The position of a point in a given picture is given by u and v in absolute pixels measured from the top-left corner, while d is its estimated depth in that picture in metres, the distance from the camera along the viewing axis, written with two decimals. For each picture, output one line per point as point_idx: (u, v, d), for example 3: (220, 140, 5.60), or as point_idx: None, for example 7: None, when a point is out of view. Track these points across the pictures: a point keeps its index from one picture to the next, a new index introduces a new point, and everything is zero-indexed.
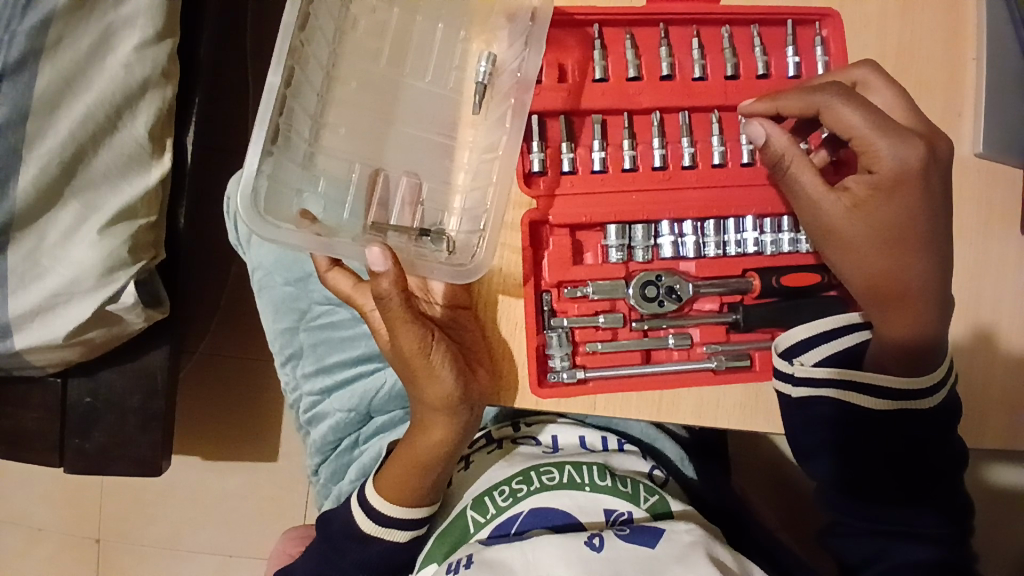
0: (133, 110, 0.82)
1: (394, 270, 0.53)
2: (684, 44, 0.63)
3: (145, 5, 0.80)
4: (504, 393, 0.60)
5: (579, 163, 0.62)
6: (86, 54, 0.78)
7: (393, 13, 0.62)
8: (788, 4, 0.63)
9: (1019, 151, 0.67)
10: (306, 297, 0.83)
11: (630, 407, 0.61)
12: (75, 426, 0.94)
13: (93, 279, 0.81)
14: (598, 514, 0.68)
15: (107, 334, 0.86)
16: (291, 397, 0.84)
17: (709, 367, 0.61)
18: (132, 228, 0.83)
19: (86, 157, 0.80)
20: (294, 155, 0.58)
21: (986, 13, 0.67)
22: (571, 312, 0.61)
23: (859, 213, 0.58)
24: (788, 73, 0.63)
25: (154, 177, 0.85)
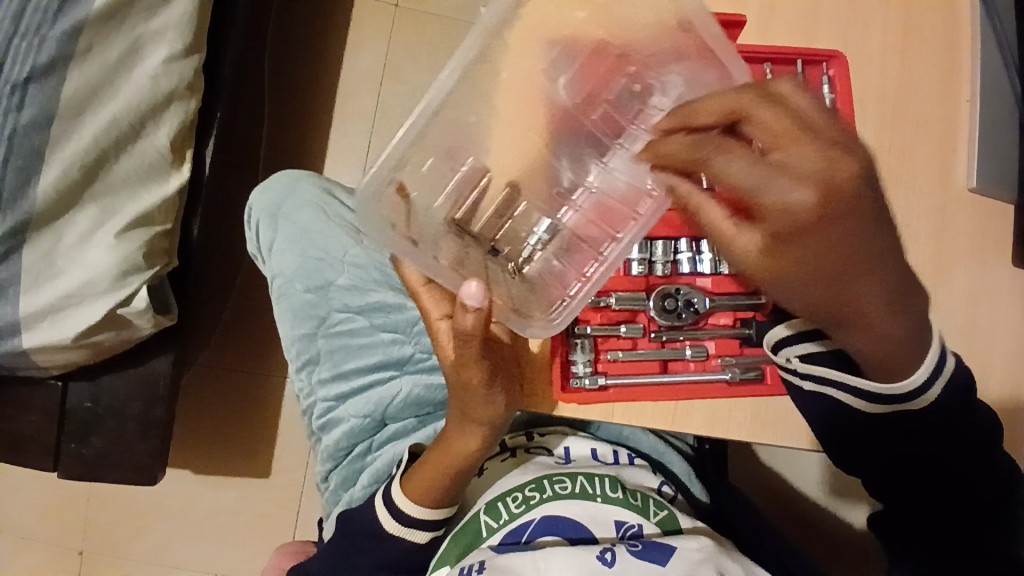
0: (157, 120, 0.85)
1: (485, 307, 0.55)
2: None
3: (176, 19, 0.84)
4: (535, 398, 0.64)
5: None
6: (115, 63, 0.81)
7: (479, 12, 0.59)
8: (798, 45, 0.67)
9: (1007, 188, 0.72)
10: (326, 304, 0.85)
11: (646, 413, 0.64)
12: (72, 432, 0.94)
13: (107, 282, 0.82)
14: (608, 526, 0.69)
15: (116, 338, 0.87)
16: (306, 403, 0.85)
17: (723, 378, 0.64)
18: (148, 235, 0.85)
19: (108, 162, 0.83)
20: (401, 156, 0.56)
21: (977, 61, 0.72)
22: (593, 321, 0.64)
23: (779, 252, 0.43)
24: None
25: (172, 186, 0.88)
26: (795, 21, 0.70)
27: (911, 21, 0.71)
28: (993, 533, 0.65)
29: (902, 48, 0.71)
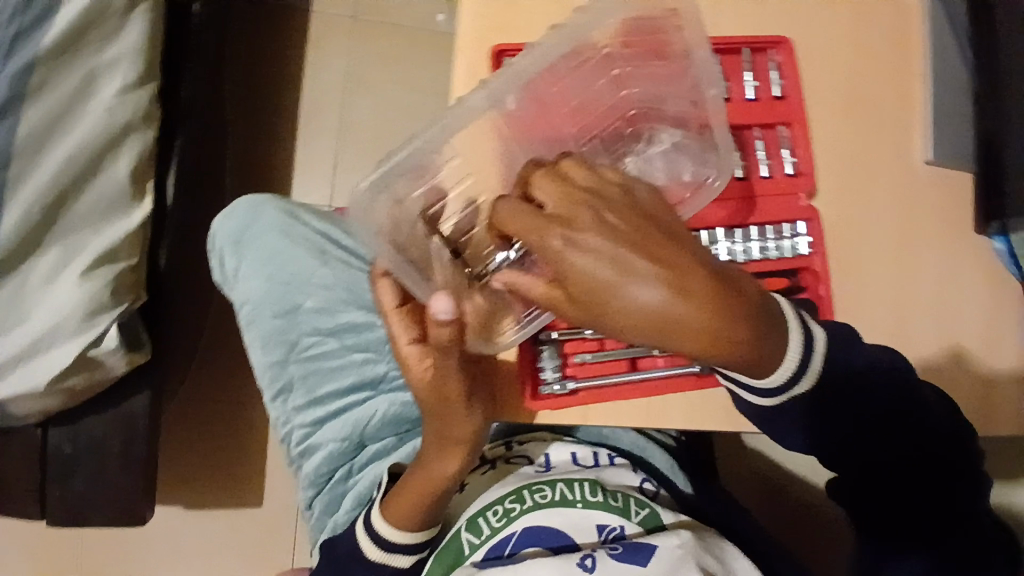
0: (115, 152, 0.85)
1: (457, 321, 0.53)
2: None
3: (129, 50, 0.85)
4: (506, 410, 0.63)
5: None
6: (67, 98, 0.81)
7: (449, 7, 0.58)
8: (742, 33, 0.67)
9: (965, 159, 0.72)
10: (296, 329, 0.83)
11: (620, 414, 0.63)
12: (55, 474, 0.91)
13: (75, 321, 0.81)
14: (590, 530, 0.69)
15: (88, 380, 0.84)
16: (284, 431, 0.84)
17: (693, 372, 0.64)
18: (114, 272, 0.84)
19: (71, 199, 0.82)
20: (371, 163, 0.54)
21: (926, 34, 0.73)
22: (559, 325, 0.63)
23: (619, 314, 0.40)
24: (748, 96, 0.67)
25: (136, 218, 0.86)
26: (743, 8, 0.69)
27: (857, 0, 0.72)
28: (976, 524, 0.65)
29: (850, 28, 0.72)
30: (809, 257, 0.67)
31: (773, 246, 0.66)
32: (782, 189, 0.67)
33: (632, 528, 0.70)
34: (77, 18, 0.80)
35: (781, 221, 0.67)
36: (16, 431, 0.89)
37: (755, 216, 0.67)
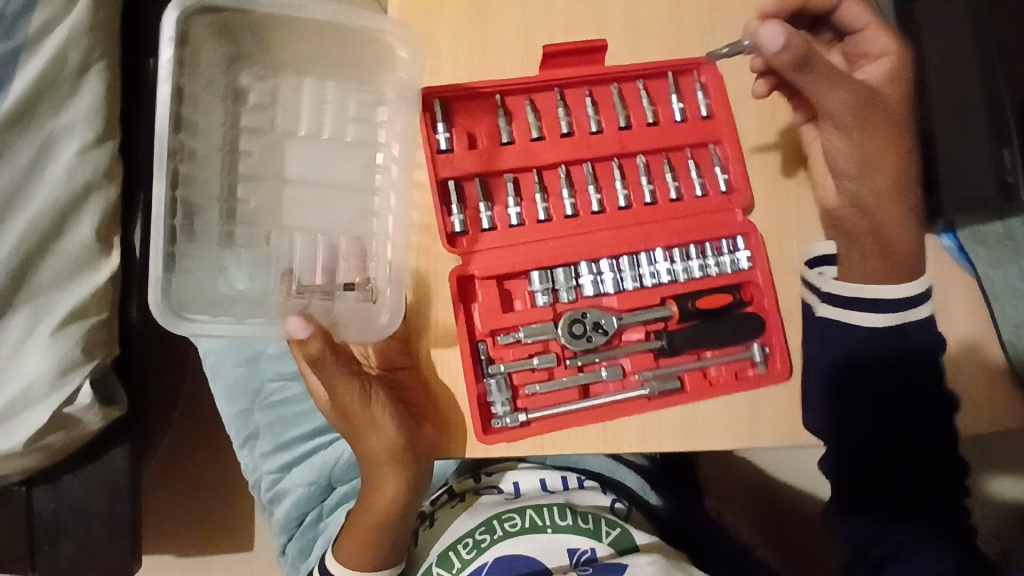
0: (76, 214, 0.79)
1: (318, 330, 0.55)
2: (580, 103, 0.68)
3: (84, 109, 0.77)
4: (452, 445, 0.62)
5: (498, 220, 0.66)
6: (25, 169, 0.76)
7: (280, 77, 0.62)
8: (666, 57, 0.68)
9: None
10: (258, 376, 0.83)
11: (576, 441, 0.63)
12: (43, 535, 0.87)
13: (46, 384, 0.77)
14: (562, 555, 0.71)
15: (67, 438, 0.80)
16: (253, 478, 0.83)
17: (643, 394, 0.64)
18: (84, 329, 0.79)
19: (35, 264, 0.77)
20: (210, 239, 0.59)
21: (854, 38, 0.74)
22: (507, 357, 0.64)
23: None
24: (675, 118, 0.69)
25: (102, 276, 0.80)
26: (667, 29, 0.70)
27: None
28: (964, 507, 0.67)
29: None
30: (751, 271, 0.68)
31: (712, 264, 0.68)
32: (717, 206, 0.69)
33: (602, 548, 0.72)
34: (27, 89, 0.74)
35: (719, 238, 0.68)
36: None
37: (690, 235, 0.67)
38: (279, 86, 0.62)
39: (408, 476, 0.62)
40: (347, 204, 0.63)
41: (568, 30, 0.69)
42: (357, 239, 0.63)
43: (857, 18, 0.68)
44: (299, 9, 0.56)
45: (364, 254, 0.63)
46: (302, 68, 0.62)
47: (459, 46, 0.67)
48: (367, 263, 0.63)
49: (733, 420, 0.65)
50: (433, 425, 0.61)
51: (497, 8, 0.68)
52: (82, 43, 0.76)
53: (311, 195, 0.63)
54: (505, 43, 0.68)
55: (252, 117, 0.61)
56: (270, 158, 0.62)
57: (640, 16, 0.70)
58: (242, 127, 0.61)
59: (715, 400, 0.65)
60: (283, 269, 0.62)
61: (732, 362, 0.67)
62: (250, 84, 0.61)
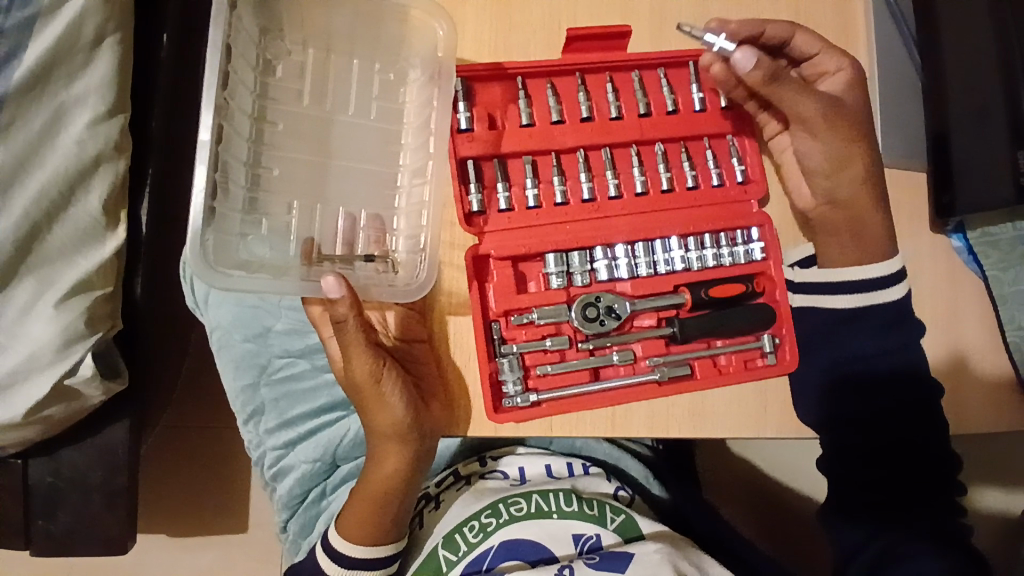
0: (87, 185, 0.74)
1: (349, 296, 0.56)
2: (600, 88, 0.68)
3: (97, 80, 0.73)
4: (460, 422, 0.62)
5: (515, 202, 0.66)
6: (39, 133, 0.70)
7: (309, 54, 0.62)
8: (687, 46, 0.69)
9: (919, 156, 0.75)
10: (267, 351, 0.83)
11: (585, 424, 0.64)
12: (40, 507, 0.86)
13: (50, 354, 0.73)
14: (566, 540, 0.72)
15: (66, 410, 0.77)
16: (256, 454, 0.83)
17: (653, 380, 0.64)
18: (89, 301, 0.74)
19: (41, 234, 0.72)
20: (236, 203, 0.59)
21: (874, 39, 0.75)
22: (519, 338, 0.64)
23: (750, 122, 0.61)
24: (695, 108, 0.69)
25: (110, 249, 0.76)
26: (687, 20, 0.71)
27: (803, 7, 0.74)
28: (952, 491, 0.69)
29: None
30: (764, 262, 0.68)
31: (726, 254, 0.68)
32: (734, 197, 0.69)
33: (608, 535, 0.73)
34: (41, 57, 0.69)
35: (735, 228, 0.69)
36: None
37: (705, 223, 0.67)
38: (308, 61, 0.63)
39: (410, 454, 0.61)
40: (362, 177, 0.66)
41: (592, 17, 0.69)
42: (376, 214, 0.65)
43: (808, 45, 0.68)
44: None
45: (384, 228, 0.65)
46: (335, 45, 0.63)
47: (481, 27, 0.67)
48: (386, 236, 0.65)
49: (743, 409, 0.66)
50: (440, 405, 0.61)
51: None
52: (99, 13, 0.72)
53: (339, 172, 0.65)
54: (528, 25, 0.68)
55: (276, 90, 0.61)
56: (301, 130, 0.63)
57: (662, 6, 0.70)
58: (269, 98, 0.61)
59: (724, 387, 0.66)
60: (302, 237, 0.62)
61: (742, 352, 0.68)
62: (278, 57, 0.61)
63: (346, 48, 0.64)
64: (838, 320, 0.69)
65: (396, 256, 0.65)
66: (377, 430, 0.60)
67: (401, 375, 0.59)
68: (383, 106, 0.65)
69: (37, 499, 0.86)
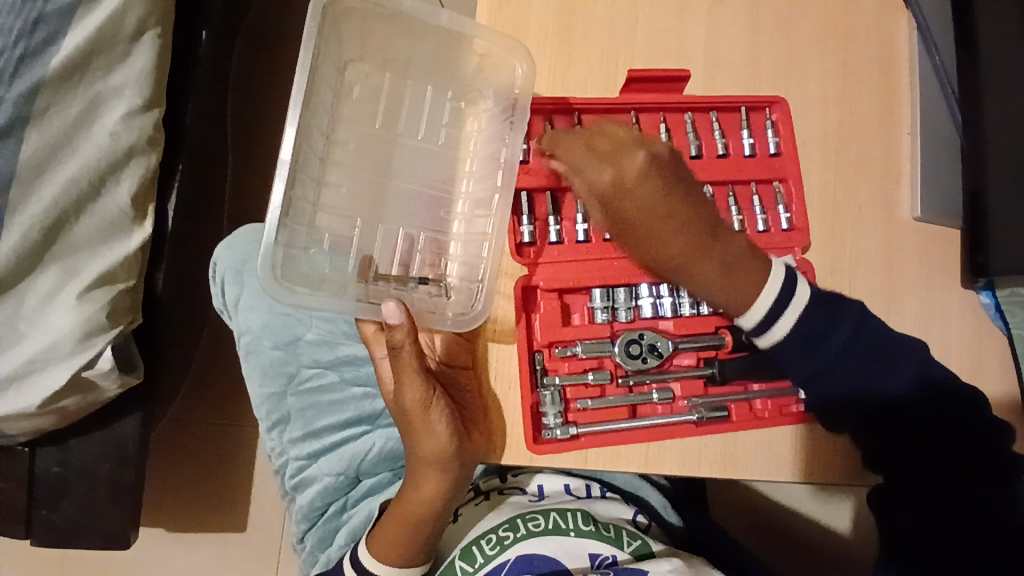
0: (116, 176, 0.79)
1: (408, 323, 0.57)
2: (654, 129, 0.70)
3: (134, 75, 0.79)
4: (495, 452, 0.62)
5: (565, 235, 0.67)
6: (74, 120, 0.76)
7: (385, 78, 0.65)
8: (741, 93, 0.71)
9: (953, 215, 0.77)
10: (295, 360, 0.83)
11: (621, 459, 0.64)
12: (42, 498, 0.87)
13: (70, 344, 0.76)
14: (583, 558, 0.72)
15: (81, 401, 0.81)
16: (278, 462, 0.83)
17: (691, 420, 0.65)
18: (111, 294, 0.79)
19: (69, 223, 0.76)
20: (302, 218, 0.60)
21: (916, 99, 0.77)
22: (562, 370, 0.64)
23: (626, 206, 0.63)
24: (745, 153, 0.71)
25: (134, 243, 0.82)
26: (740, 69, 0.73)
27: (851, 62, 0.76)
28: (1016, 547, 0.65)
29: (840, 88, 0.76)
30: None
31: None
32: (779, 243, 0.70)
33: (623, 556, 0.73)
34: (83, 44, 0.74)
35: None
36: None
37: None
38: (384, 85, 0.65)
39: (448, 477, 0.62)
40: (423, 200, 0.67)
41: (648, 60, 0.71)
42: (436, 237, 0.67)
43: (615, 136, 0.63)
44: (434, 16, 0.60)
45: (441, 251, 0.67)
46: (412, 72, 0.65)
47: (541, 63, 0.69)
48: (442, 259, 0.66)
49: (774, 455, 0.66)
50: (480, 432, 0.62)
51: (585, 30, 0.71)
52: (142, 7, 0.78)
53: (405, 194, 0.67)
54: (587, 63, 0.70)
55: (352, 110, 0.64)
56: (374, 151, 0.66)
57: (716, 54, 0.73)
58: (342, 117, 0.63)
59: (759, 431, 0.67)
60: (362, 254, 0.64)
61: (779, 398, 0.68)
62: (356, 79, 0.63)
63: (423, 75, 0.66)
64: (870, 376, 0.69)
65: (450, 281, 0.66)
66: (421, 454, 0.61)
67: (448, 401, 0.61)
68: (451, 133, 0.67)
69: (51, 484, 0.87)
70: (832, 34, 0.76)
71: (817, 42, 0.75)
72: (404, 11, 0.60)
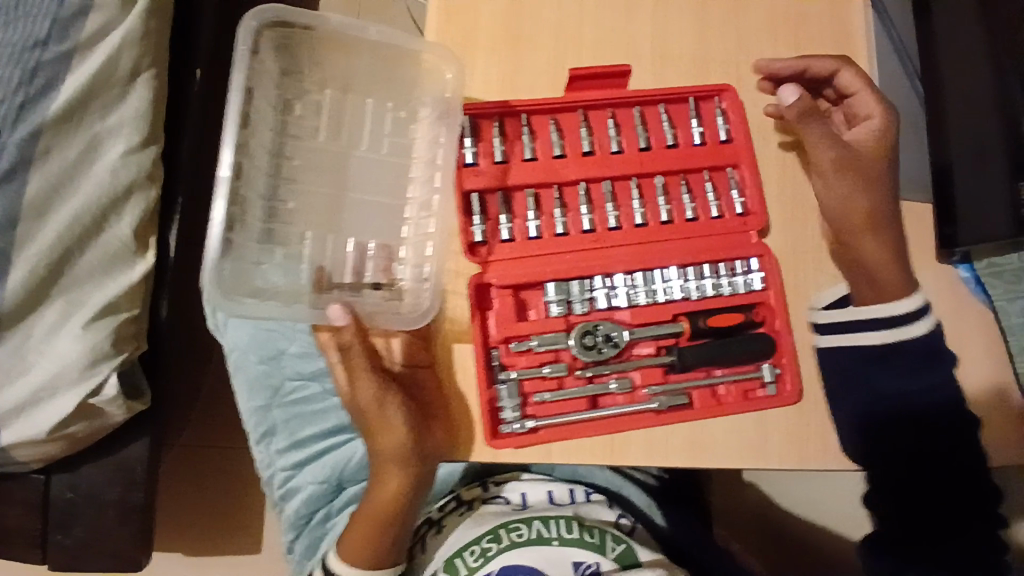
0: (118, 211, 0.83)
1: (352, 322, 0.64)
2: (602, 124, 0.71)
3: (131, 114, 0.83)
4: (460, 445, 0.64)
5: (517, 232, 0.69)
6: (75, 160, 0.80)
7: (326, 95, 0.69)
8: (688, 83, 0.72)
9: (924, 187, 0.73)
10: (280, 373, 0.86)
11: (584, 450, 0.65)
12: (56, 522, 0.89)
13: (76, 371, 0.79)
14: (566, 566, 0.72)
15: (89, 427, 0.83)
16: (265, 474, 0.85)
17: (652, 408, 0.66)
18: (115, 323, 0.82)
19: (74, 257, 0.80)
20: (252, 234, 0.65)
21: (875, 73, 0.75)
22: (519, 364, 0.66)
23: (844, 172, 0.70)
24: (694, 142, 0.72)
25: (138, 272, 0.84)
26: (687, 63, 0.74)
27: (805, 45, 0.76)
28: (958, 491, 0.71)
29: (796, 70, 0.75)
30: (763, 292, 0.70)
31: (726, 284, 0.69)
32: (732, 228, 0.70)
33: (607, 563, 0.73)
34: (82, 88, 0.79)
35: (734, 258, 0.70)
36: (14, 480, 0.87)
37: (705, 255, 0.69)
38: (325, 101, 0.69)
39: (411, 475, 0.65)
40: (377, 208, 0.70)
41: (594, 59, 0.73)
42: (386, 243, 0.69)
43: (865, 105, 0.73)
44: (363, 30, 0.64)
45: (391, 256, 0.69)
46: (353, 85, 0.69)
47: (487, 70, 0.71)
48: (393, 265, 0.68)
49: (742, 440, 0.66)
50: (440, 428, 0.64)
51: (529, 35, 0.72)
52: (135, 49, 0.82)
53: (364, 204, 0.70)
54: (536, 65, 0.72)
55: (296, 128, 0.68)
56: (320, 163, 0.69)
57: (664, 52, 0.74)
58: (287, 136, 0.68)
59: (722, 417, 0.67)
60: (314, 265, 0.68)
61: (741, 381, 0.68)
62: (296, 97, 0.68)
63: (362, 90, 0.69)
64: (825, 364, 0.69)
65: (402, 285, 0.68)
66: (380, 452, 0.64)
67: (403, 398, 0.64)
68: (395, 142, 0.70)
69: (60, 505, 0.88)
70: (783, 20, 0.76)
71: (767, 29, 0.76)
72: (333, 26, 0.64)
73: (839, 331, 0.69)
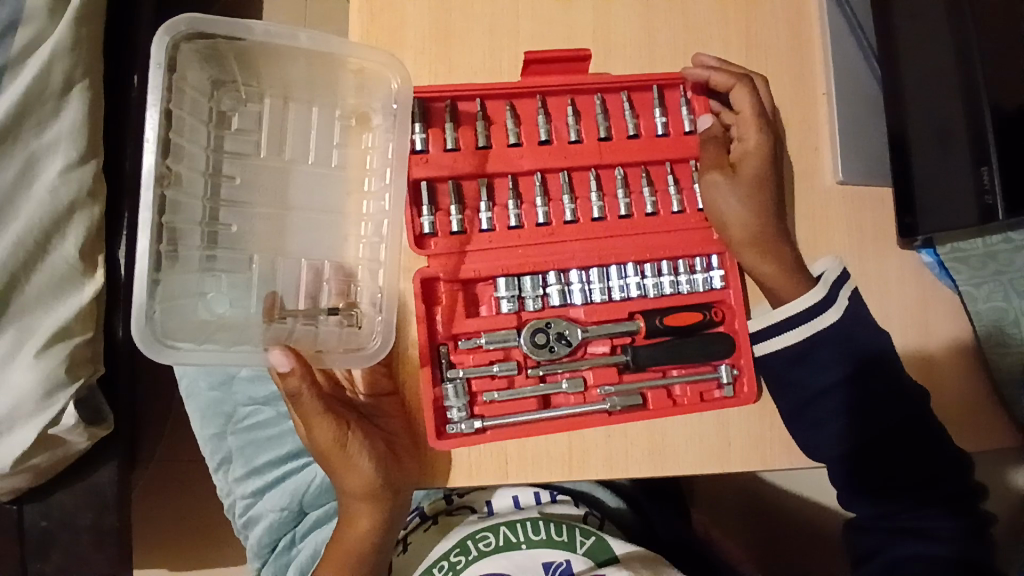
0: (61, 231, 0.74)
1: (300, 365, 0.56)
2: (561, 112, 0.68)
3: (67, 128, 0.74)
4: (431, 476, 0.62)
5: (468, 223, 0.67)
6: (11, 184, 0.72)
7: (266, 104, 0.63)
8: (650, 71, 0.68)
9: (881, 174, 0.71)
10: (232, 400, 0.83)
11: (535, 455, 0.63)
12: (33, 551, 0.81)
13: (31, 402, 0.72)
14: (536, 568, 0.71)
15: (52, 458, 0.76)
16: (226, 502, 0.83)
17: (603, 409, 0.64)
18: (70, 348, 0.74)
19: (20, 283, 0.72)
20: (191, 264, 0.60)
21: (830, 53, 0.71)
22: (467, 362, 0.64)
23: (741, 169, 0.67)
24: (657, 132, 0.69)
25: (88, 294, 0.76)
26: (632, 53, 0.70)
27: (755, 26, 0.72)
28: (944, 475, 0.67)
29: (744, 56, 0.71)
30: (724, 291, 0.68)
31: (684, 282, 0.68)
32: (695, 224, 0.68)
33: (579, 560, 0.72)
34: (13, 103, 0.71)
35: (695, 256, 0.68)
36: None
37: (663, 251, 0.67)
38: (265, 112, 0.64)
39: (383, 508, 0.62)
40: (327, 226, 0.65)
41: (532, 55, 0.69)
42: (341, 265, 0.65)
43: (739, 100, 0.67)
44: (293, 38, 0.56)
45: (349, 279, 0.65)
46: (293, 94, 0.64)
47: (419, 74, 0.67)
48: (351, 288, 0.65)
49: (703, 447, 0.64)
50: (411, 461, 0.62)
51: (462, 32, 0.68)
52: (66, 60, 0.74)
53: (314, 222, 0.65)
54: (470, 66, 0.67)
55: (235, 144, 0.63)
56: (256, 181, 0.64)
57: (606, 41, 0.70)
58: (226, 152, 0.63)
59: (679, 418, 0.64)
60: (263, 292, 0.63)
61: (698, 383, 0.66)
62: (233, 109, 0.63)
63: (305, 97, 0.64)
64: (792, 359, 0.65)
65: (360, 307, 0.64)
66: (349, 490, 0.61)
67: (367, 433, 0.60)
68: (344, 153, 0.65)
69: (22, 553, 0.80)
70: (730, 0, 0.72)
71: (718, 10, 0.71)
72: (259, 37, 0.56)
73: (765, 340, 0.66)
